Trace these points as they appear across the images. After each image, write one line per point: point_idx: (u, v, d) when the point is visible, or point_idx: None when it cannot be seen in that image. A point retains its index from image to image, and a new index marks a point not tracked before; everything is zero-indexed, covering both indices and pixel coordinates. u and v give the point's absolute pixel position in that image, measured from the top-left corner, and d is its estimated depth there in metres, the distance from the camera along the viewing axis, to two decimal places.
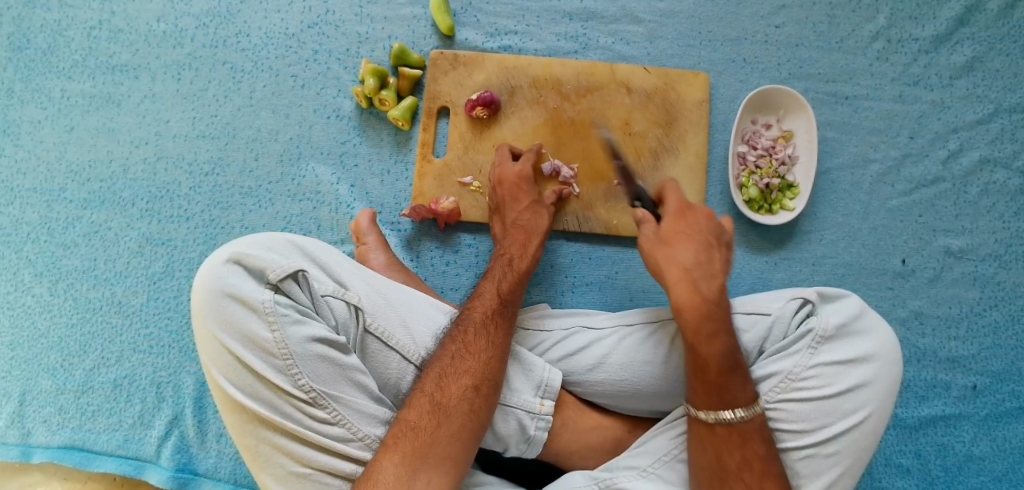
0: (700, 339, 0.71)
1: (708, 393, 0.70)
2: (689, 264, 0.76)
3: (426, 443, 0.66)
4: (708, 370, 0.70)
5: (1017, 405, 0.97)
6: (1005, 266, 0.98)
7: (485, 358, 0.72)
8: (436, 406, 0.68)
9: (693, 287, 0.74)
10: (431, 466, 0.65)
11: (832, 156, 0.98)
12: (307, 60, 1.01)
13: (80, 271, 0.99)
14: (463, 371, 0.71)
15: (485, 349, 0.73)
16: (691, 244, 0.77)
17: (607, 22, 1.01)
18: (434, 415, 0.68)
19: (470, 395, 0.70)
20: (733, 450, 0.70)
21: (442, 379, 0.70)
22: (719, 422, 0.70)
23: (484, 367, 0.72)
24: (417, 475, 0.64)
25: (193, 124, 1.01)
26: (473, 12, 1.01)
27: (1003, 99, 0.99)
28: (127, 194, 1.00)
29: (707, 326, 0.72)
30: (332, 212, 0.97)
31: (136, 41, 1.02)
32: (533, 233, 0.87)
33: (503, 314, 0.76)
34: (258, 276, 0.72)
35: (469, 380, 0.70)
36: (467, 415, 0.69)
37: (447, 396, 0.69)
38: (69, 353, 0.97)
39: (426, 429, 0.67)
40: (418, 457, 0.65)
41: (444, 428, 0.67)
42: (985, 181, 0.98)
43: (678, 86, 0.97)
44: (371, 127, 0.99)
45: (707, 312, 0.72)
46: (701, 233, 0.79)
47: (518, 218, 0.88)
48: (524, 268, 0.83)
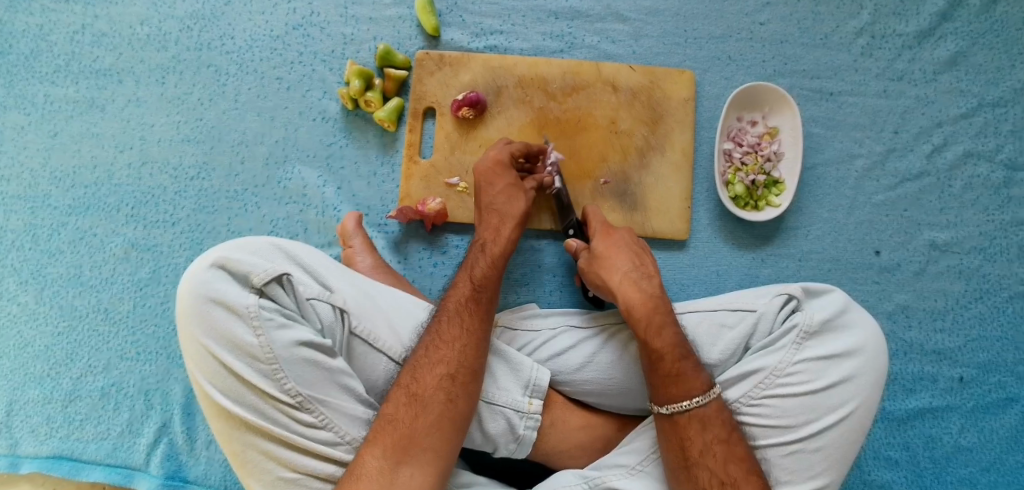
0: (652, 331, 0.76)
1: (666, 382, 0.73)
2: (628, 271, 0.82)
3: (405, 435, 0.67)
4: (663, 357, 0.74)
5: (1004, 396, 0.98)
6: (989, 259, 0.98)
7: (460, 346, 0.73)
8: (413, 396, 0.69)
9: (636, 286, 0.80)
10: (414, 458, 0.66)
11: (817, 152, 0.99)
12: (292, 62, 1.00)
13: (65, 278, 0.98)
14: (439, 361, 0.72)
15: (461, 336, 0.74)
16: (624, 253, 0.84)
17: (592, 20, 1.01)
18: (411, 406, 0.69)
19: (446, 384, 0.70)
20: (696, 436, 0.71)
21: (417, 371, 0.71)
22: (680, 411, 0.72)
23: (459, 356, 0.72)
24: (400, 467, 0.66)
25: (178, 128, 1.00)
26: (458, 12, 1.00)
27: (986, 94, 1.00)
28: (112, 200, 0.99)
29: (658, 320, 0.77)
30: (319, 215, 0.96)
31: (119, 45, 1.02)
32: (509, 217, 0.86)
33: (479, 301, 0.77)
34: (243, 281, 0.72)
35: (445, 369, 0.71)
36: (444, 404, 0.70)
37: (423, 386, 0.70)
38: (56, 362, 0.97)
39: (404, 421, 0.68)
40: (401, 450, 0.66)
41: (421, 419, 0.68)
42: (969, 175, 0.99)
43: (663, 84, 0.98)
44: (357, 129, 0.98)
45: (649, 307, 0.78)
46: (630, 244, 0.85)
47: (493, 202, 0.87)
48: (498, 252, 0.82)
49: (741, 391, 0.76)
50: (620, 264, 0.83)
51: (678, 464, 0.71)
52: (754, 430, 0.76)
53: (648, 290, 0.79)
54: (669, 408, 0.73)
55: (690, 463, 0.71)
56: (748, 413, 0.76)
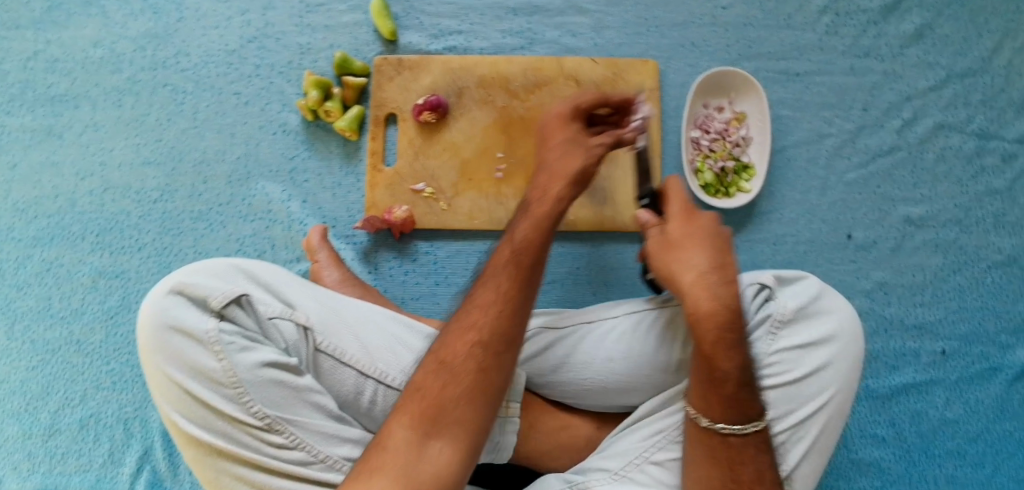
0: (716, 353, 0.67)
1: (727, 404, 0.68)
2: (704, 269, 0.70)
3: (434, 404, 0.59)
4: (725, 383, 0.67)
5: (988, 366, 0.97)
6: (966, 230, 0.97)
7: (498, 309, 0.63)
8: (442, 363, 0.61)
9: (710, 291, 0.69)
10: (444, 430, 0.58)
11: (786, 134, 0.98)
12: (249, 76, 0.98)
13: (35, 311, 0.97)
14: (470, 327, 0.62)
15: (499, 299, 0.63)
16: (702, 245, 0.72)
17: (552, 15, 0.99)
18: (439, 374, 0.60)
19: (479, 352, 0.61)
20: (747, 462, 0.68)
21: (447, 336, 0.62)
22: (733, 434, 0.68)
23: (496, 321, 0.62)
24: (428, 441, 0.57)
25: (138, 151, 0.98)
26: (415, 15, 0.99)
27: (954, 64, 0.98)
28: (77, 228, 0.98)
29: (727, 342, 0.67)
30: (285, 230, 0.95)
31: (73, 70, 1.00)
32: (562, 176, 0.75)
33: (524, 262, 0.66)
34: (202, 305, 0.71)
35: (476, 335, 0.61)
36: (476, 373, 0.60)
37: (453, 352, 0.61)
38: (32, 397, 0.95)
39: (432, 391, 0.59)
40: (429, 422, 0.58)
41: (452, 388, 0.59)
42: (941, 147, 0.98)
43: (627, 75, 0.96)
44: (319, 140, 0.97)
45: (720, 322, 0.68)
46: (710, 236, 0.73)
47: (549, 159, 0.77)
48: (550, 211, 0.71)
49: None
50: (692, 258, 0.71)
51: (722, 486, 0.69)
52: None
53: (725, 302, 0.68)
54: (725, 429, 0.68)
55: (737, 487, 0.68)
56: None
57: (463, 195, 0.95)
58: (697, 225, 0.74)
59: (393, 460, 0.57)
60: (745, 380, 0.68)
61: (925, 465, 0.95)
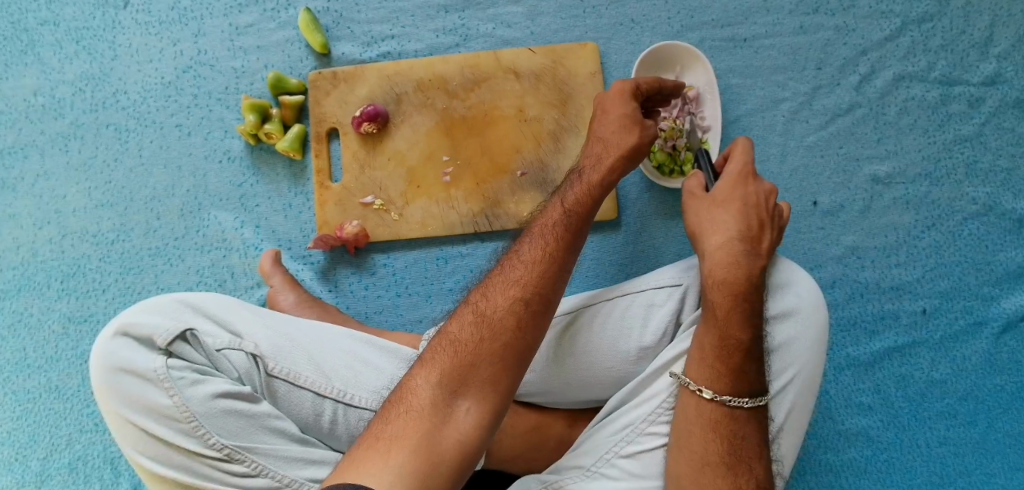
0: (729, 317, 0.68)
1: (721, 369, 0.67)
2: (735, 236, 0.72)
3: (467, 359, 0.55)
4: (735, 353, 0.68)
5: (972, 320, 0.93)
6: (936, 183, 0.93)
7: (539, 270, 0.61)
8: (481, 317, 0.58)
9: (736, 259, 0.71)
10: (474, 387, 0.54)
11: (739, 104, 0.94)
12: (188, 107, 0.98)
13: (12, 363, 0.98)
14: (513, 282, 0.60)
15: (543, 257, 0.62)
16: (740, 214, 0.73)
17: (484, 8, 0.96)
18: (477, 327, 0.57)
19: (519, 308, 0.59)
20: (740, 431, 0.67)
21: (489, 290, 0.61)
22: (732, 406, 0.67)
23: (537, 280, 0.60)
24: (456, 398, 0.54)
25: (90, 194, 0.99)
26: (345, 24, 0.96)
27: (909, 11, 0.94)
28: (41, 277, 0.99)
29: (741, 311, 0.69)
30: (242, 258, 0.95)
31: (17, 120, 1.00)
32: (615, 150, 0.72)
33: (571, 230, 0.65)
34: (149, 345, 0.71)
35: (518, 291, 0.60)
36: (513, 331, 0.57)
37: (492, 306, 0.59)
38: (20, 446, 0.97)
39: (467, 345, 0.56)
40: (459, 378, 0.54)
41: (489, 342, 0.56)
42: (903, 99, 0.94)
43: (566, 61, 0.94)
44: (265, 163, 0.96)
45: (739, 288, 0.69)
46: (753, 208, 0.74)
47: (603, 132, 0.73)
48: (597, 181, 0.70)
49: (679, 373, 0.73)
50: (727, 224, 0.73)
51: (721, 461, 0.66)
52: None
53: (749, 271, 0.69)
54: (720, 397, 0.67)
55: (734, 461, 0.66)
56: None
57: (413, 203, 0.93)
58: (742, 194, 0.75)
59: (416, 417, 0.52)
60: (752, 353, 0.68)
61: (915, 429, 0.92)
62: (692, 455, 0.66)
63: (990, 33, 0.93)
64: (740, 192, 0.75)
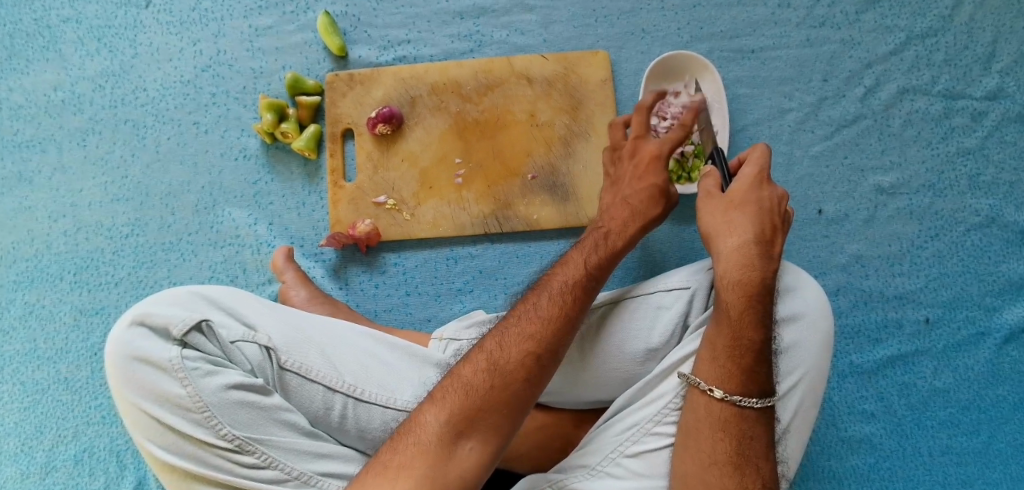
0: (743, 317, 0.69)
1: (732, 373, 0.68)
2: (750, 238, 0.73)
3: (476, 405, 0.58)
4: (745, 354, 0.68)
5: (975, 331, 0.94)
6: (940, 194, 0.95)
7: (554, 327, 0.63)
8: (493, 365, 0.60)
9: (749, 261, 0.72)
10: (479, 431, 0.57)
11: (746, 113, 0.96)
12: (206, 105, 1.00)
13: (22, 353, 0.99)
14: (528, 337, 0.62)
15: (559, 315, 0.64)
16: (755, 218, 0.74)
17: (498, 15, 0.98)
18: (489, 374, 0.59)
19: (530, 364, 0.61)
20: (750, 432, 0.67)
21: (502, 339, 0.62)
22: (740, 406, 0.67)
23: (551, 336, 0.63)
24: (461, 440, 0.56)
25: (106, 188, 1.00)
26: (362, 28, 0.99)
27: (913, 26, 0.96)
28: (54, 269, 1.00)
29: (754, 312, 0.70)
30: (255, 254, 0.96)
31: (37, 115, 1.02)
32: (642, 213, 0.76)
33: (587, 291, 0.67)
34: (164, 335, 0.72)
35: (532, 346, 0.62)
36: (523, 383, 0.60)
37: (506, 356, 0.61)
38: (27, 436, 0.97)
39: (478, 390, 0.58)
40: (467, 421, 0.57)
41: (499, 393, 0.58)
42: (907, 111, 0.96)
43: (578, 68, 0.96)
44: (280, 161, 0.98)
45: (753, 289, 0.70)
46: (767, 212, 0.75)
47: (631, 194, 0.77)
48: (620, 247, 0.73)
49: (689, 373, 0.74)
50: (744, 226, 0.74)
51: (728, 460, 0.66)
52: None
53: (761, 272, 0.71)
54: (732, 397, 0.67)
55: (742, 461, 0.66)
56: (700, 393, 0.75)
57: (424, 203, 0.95)
58: (756, 196, 0.76)
59: (423, 454, 0.55)
60: (764, 356, 0.69)
61: (918, 437, 0.93)
62: (700, 455, 0.67)
63: (993, 48, 0.95)
64: (755, 196, 0.75)
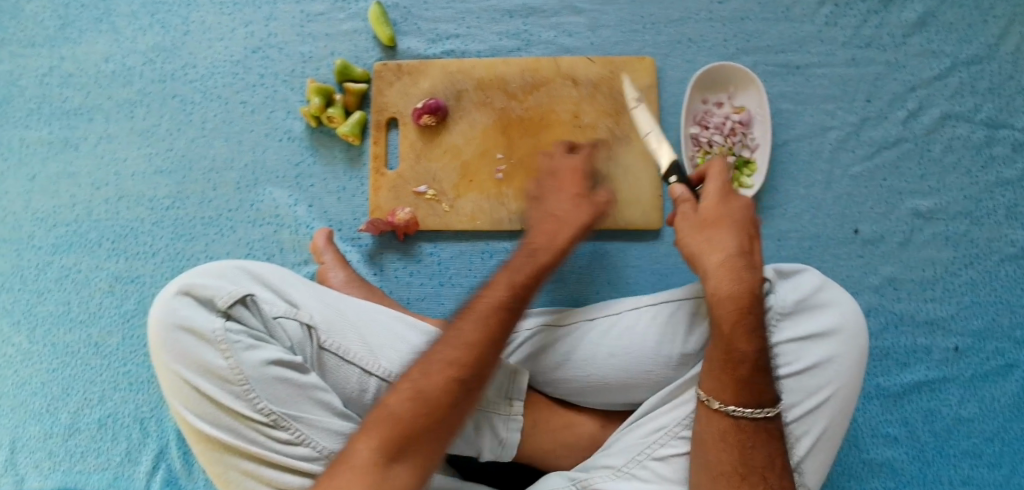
0: (738, 332, 0.68)
1: (735, 387, 0.68)
2: (733, 251, 0.71)
3: (405, 432, 0.58)
4: (740, 365, 0.68)
5: (1003, 362, 0.94)
6: (977, 222, 0.95)
7: (479, 351, 0.64)
8: (418, 394, 0.60)
9: (737, 274, 0.70)
10: (408, 457, 0.58)
11: (788, 128, 0.97)
12: (254, 85, 1.01)
13: (55, 315, 1.00)
14: (452, 362, 0.63)
15: (482, 339, 0.65)
16: (734, 231, 0.72)
17: (547, 15, 0.99)
18: (416, 401, 0.60)
19: (455, 389, 0.62)
20: (759, 446, 0.68)
21: (427, 366, 0.62)
22: (744, 416, 0.68)
23: (475, 360, 0.63)
24: (393, 468, 0.57)
25: (150, 160, 1.02)
26: (412, 20, 1.00)
27: (959, 52, 0.97)
28: (93, 236, 1.01)
29: (747, 324, 0.68)
30: (293, 234, 0.98)
31: (87, 83, 1.03)
32: (566, 226, 0.85)
33: (512, 313, 0.68)
34: (209, 306, 0.73)
35: (457, 372, 0.62)
36: (447, 411, 0.61)
37: (430, 384, 0.61)
38: (53, 397, 0.98)
39: (406, 418, 0.59)
40: (396, 448, 0.58)
41: (424, 422, 0.60)
42: (949, 137, 0.96)
43: (623, 73, 0.97)
44: (324, 146, 1.00)
45: (745, 303, 0.69)
46: (744, 221, 0.73)
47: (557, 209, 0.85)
48: (549, 261, 0.80)
49: None
50: (725, 241, 0.72)
51: (733, 471, 0.67)
52: None
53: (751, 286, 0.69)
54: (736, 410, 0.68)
55: (747, 472, 0.67)
56: None
57: (464, 196, 0.96)
58: (731, 207, 0.74)
59: (355, 481, 0.56)
60: (761, 367, 0.69)
61: (940, 465, 0.92)
62: (707, 466, 0.68)
63: None
64: (729, 207, 0.74)
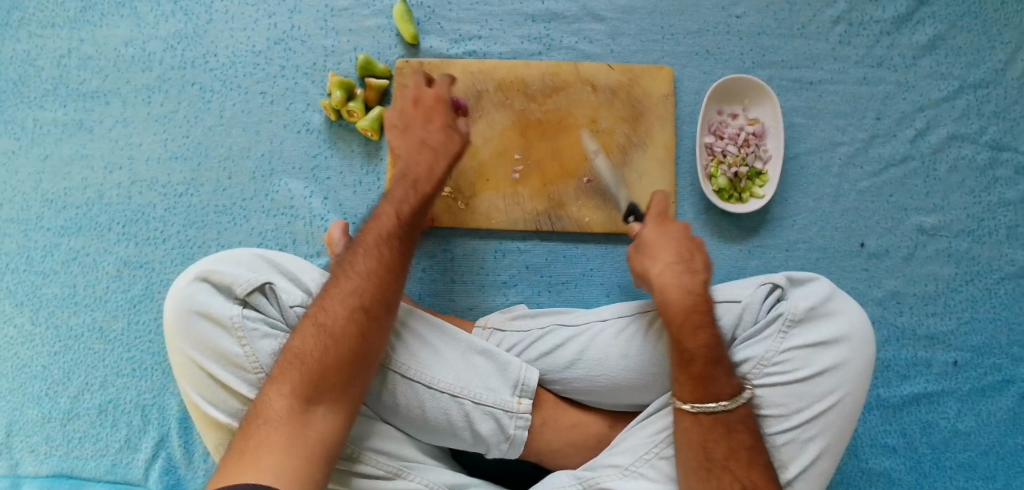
0: (685, 329, 0.72)
1: (692, 384, 0.70)
2: (672, 263, 0.78)
3: (313, 373, 0.63)
4: (693, 362, 0.71)
5: (1000, 378, 0.96)
6: (978, 241, 0.98)
7: (373, 277, 0.69)
8: (321, 328, 0.65)
9: (678, 281, 0.76)
10: (320, 396, 0.63)
11: (799, 142, 0.99)
12: (274, 76, 1.02)
13: (60, 297, 0.99)
14: (348, 293, 0.67)
15: (376, 266, 0.69)
16: (674, 246, 0.79)
17: (569, 22, 1.01)
18: (318, 343, 0.64)
19: (357, 317, 0.66)
20: (721, 440, 0.69)
21: (326, 302, 0.67)
22: (705, 412, 0.70)
23: (371, 286, 0.68)
24: (302, 402, 0.62)
25: (165, 145, 1.01)
26: (436, 20, 1.01)
27: (967, 76, 1.00)
28: (103, 219, 1.01)
29: (693, 319, 0.73)
30: (307, 226, 0.98)
31: (105, 67, 1.03)
32: (442, 154, 0.83)
33: (400, 235, 0.73)
34: (226, 292, 0.70)
35: (354, 300, 0.67)
36: (353, 339, 0.65)
37: (331, 317, 0.66)
38: (53, 381, 0.97)
39: (311, 360, 0.64)
40: (306, 391, 0.62)
41: (331, 351, 0.64)
42: (954, 157, 0.99)
43: (642, 81, 0.99)
44: (342, 139, 1.00)
45: (692, 304, 0.74)
46: (680, 236, 0.80)
47: (426, 138, 0.83)
48: (429, 191, 0.79)
49: None
50: (666, 256, 0.79)
51: (699, 466, 0.68)
52: None
53: (691, 289, 0.75)
54: (693, 408, 0.70)
55: (712, 465, 0.68)
56: None
57: (480, 194, 0.97)
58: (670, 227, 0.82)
59: (272, 428, 0.61)
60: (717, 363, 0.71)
61: (936, 476, 0.94)
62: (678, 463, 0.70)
63: None
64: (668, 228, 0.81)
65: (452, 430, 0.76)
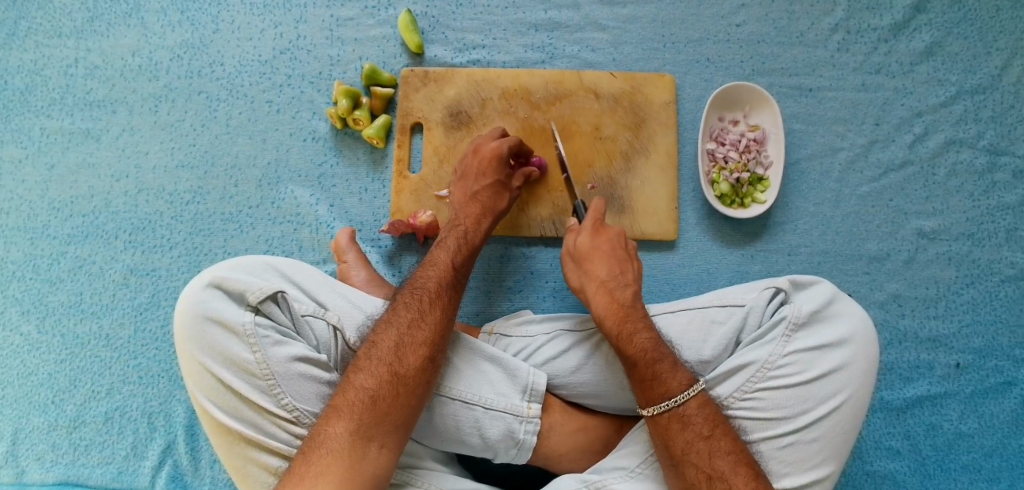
0: (623, 340, 0.75)
1: (642, 387, 0.71)
2: (604, 278, 0.81)
3: (382, 411, 0.65)
4: (634, 368, 0.73)
5: (1002, 380, 0.97)
6: (978, 244, 0.99)
7: (443, 330, 0.72)
8: (395, 375, 0.67)
9: (609, 296, 0.79)
10: (385, 434, 0.65)
11: (800, 147, 1.01)
12: (281, 85, 1.03)
13: (66, 305, 1.00)
14: (422, 342, 0.70)
15: (446, 319, 0.73)
16: (607, 262, 0.83)
17: (572, 31, 1.03)
18: (392, 385, 0.67)
19: (428, 366, 0.70)
20: (676, 434, 0.69)
21: (401, 348, 0.69)
22: (660, 413, 0.70)
23: (440, 340, 0.72)
24: (371, 443, 0.64)
25: (172, 154, 1.02)
26: (440, 29, 1.03)
27: (964, 81, 1.01)
28: (110, 227, 1.01)
29: (627, 325, 0.76)
30: (313, 233, 0.99)
31: (112, 76, 1.04)
32: (491, 212, 0.87)
33: (456, 287, 0.77)
34: (239, 300, 0.71)
35: (427, 350, 0.70)
36: (420, 387, 0.68)
37: (405, 365, 0.68)
38: (59, 389, 0.97)
39: (382, 400, 0.66)
40: (372, 426, 0.64)
41: (403, 398, 0.67)
42: (952, 162, 1.00)
43: (644, 89, 1.00)
44: (347, 147, 1.01)
45: (624, 311, 0.77)
46: (616, 248, 0.84)
47: (478, 193, 0.87)
48: (477, 245, 0.84)
49: (735, 385, 0.74)
50: (600, 272, 0.82)
51: (667, 463, 0.69)
52: (742, 424, 0.74)
53: (625, 301, 0.78)
54: (650, 411, 0.71)
55: (679, 460, 0.68)
56: (739, 406, 0.74)
57: None
58: (601, 242, 0.84)
59: (337, 458, 0.62)
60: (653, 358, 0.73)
61: (941, 479, 0.94)
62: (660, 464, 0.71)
63: None
64: (602, 246, 0.84)
65: (459, 436, 0.77)
